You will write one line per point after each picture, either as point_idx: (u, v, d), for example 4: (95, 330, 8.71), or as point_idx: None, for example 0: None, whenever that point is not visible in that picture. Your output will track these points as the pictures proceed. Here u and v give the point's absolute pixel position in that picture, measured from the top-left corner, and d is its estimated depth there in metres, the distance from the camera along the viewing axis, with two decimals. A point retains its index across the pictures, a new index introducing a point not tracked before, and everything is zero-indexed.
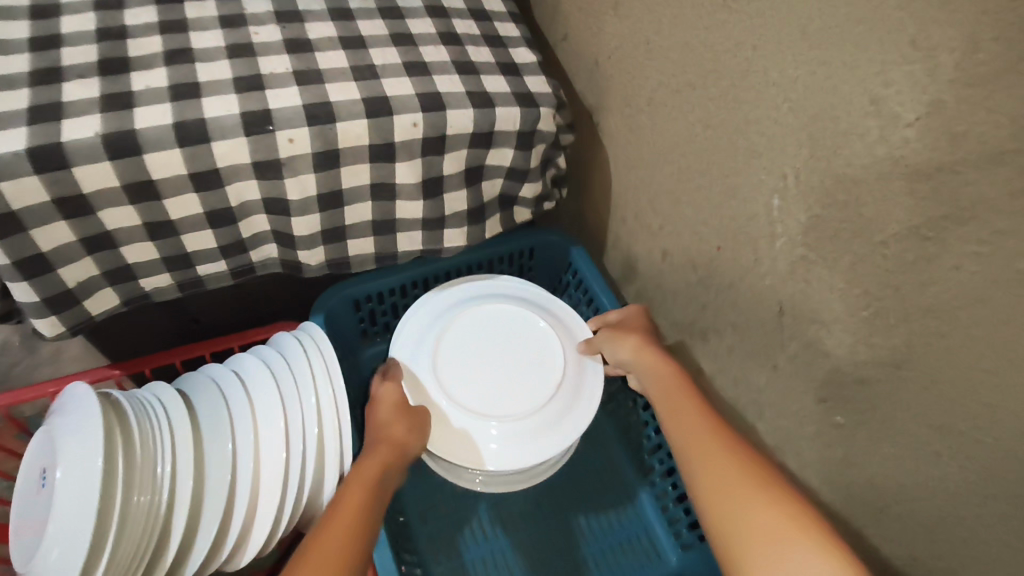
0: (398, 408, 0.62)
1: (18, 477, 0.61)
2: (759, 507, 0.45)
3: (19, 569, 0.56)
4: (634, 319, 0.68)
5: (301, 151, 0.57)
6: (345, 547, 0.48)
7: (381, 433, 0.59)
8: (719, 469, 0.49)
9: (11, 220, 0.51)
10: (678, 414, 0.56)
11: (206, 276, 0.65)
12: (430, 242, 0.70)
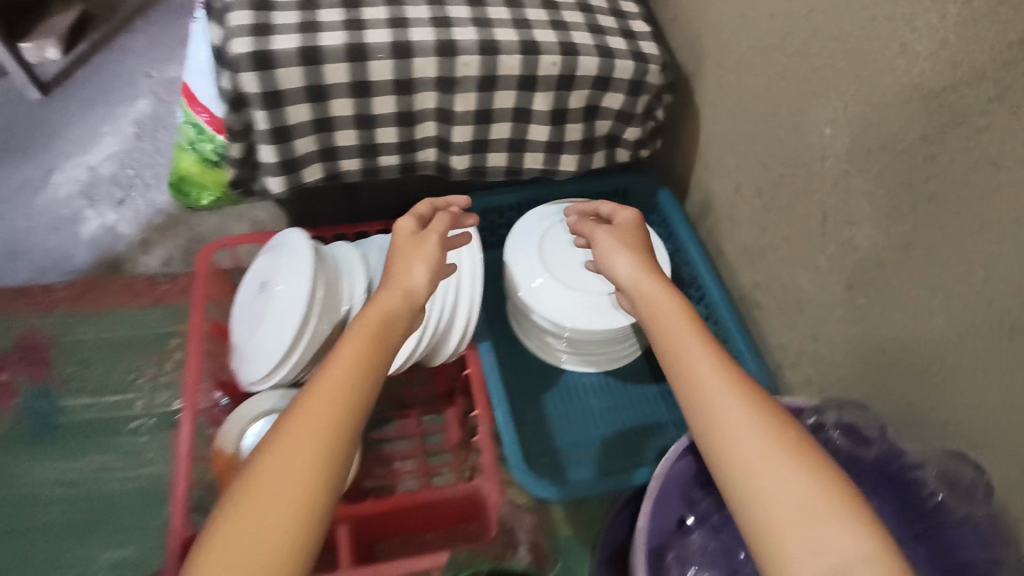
0: (416, 249, 0.65)
1: (238, 288, 0.84)
2: (758, 430, 0.48)
3: (236, 338, 0.82)
4: (636, 234, 0.71)
5: (470, 73, 0.78)
6: (360, 374, 0.52)
7: (393, 277, 0.62)
8: (719, 386, 0.51)
9: (277, 96, 0.75)
10: (669, 327, 0.58)
11: (383, 168, 0.87)
12: (550, 163, 0.90)
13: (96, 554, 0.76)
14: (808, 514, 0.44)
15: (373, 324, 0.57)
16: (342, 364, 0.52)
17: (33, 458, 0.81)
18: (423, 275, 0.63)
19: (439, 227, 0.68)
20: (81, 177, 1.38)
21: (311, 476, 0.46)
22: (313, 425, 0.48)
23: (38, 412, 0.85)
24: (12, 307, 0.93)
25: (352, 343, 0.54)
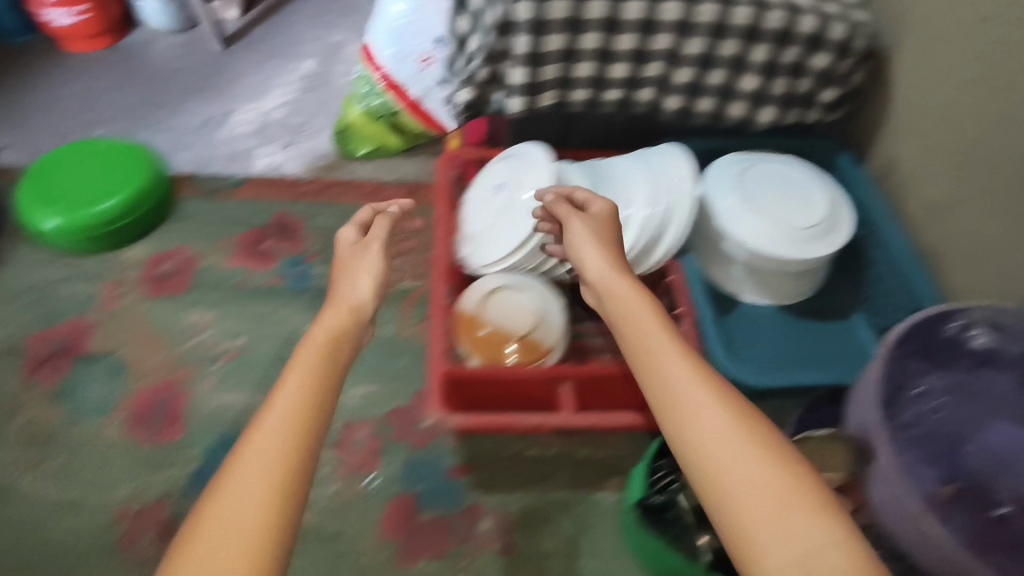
0: (355, 261, 0.63)
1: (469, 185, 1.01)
2: (707, 396, 0.49)
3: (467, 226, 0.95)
4: (590, 222, 0.66)
5: (703, 21, 0.89)
6: (320, 384, 0.51)
7: (335, 297, 0.60)
8: (685, 383, 0.50)
9: (541, 25, 0.88)
10: (632, 327, 0.56)
11: (604, 101, 0.99)
12: (750, 112, 1.01)
13: (348, 386, 0.91)
14: (778, 508, 0.43)
15: (337, 330, 0.55)
16: (315, 366, 0.52)
17: (293, 310, 0.97)
18: (366, 285, 0.60)
19: (377, 234, 0.65)
20: (254, 120, 1.58)
21: (288, 467, 0.46)
22: (280, 427, 0.47)
23: (296, 273, 1.01)
24: (268, 194, 1.11)
25: (317, 341, 0.54)
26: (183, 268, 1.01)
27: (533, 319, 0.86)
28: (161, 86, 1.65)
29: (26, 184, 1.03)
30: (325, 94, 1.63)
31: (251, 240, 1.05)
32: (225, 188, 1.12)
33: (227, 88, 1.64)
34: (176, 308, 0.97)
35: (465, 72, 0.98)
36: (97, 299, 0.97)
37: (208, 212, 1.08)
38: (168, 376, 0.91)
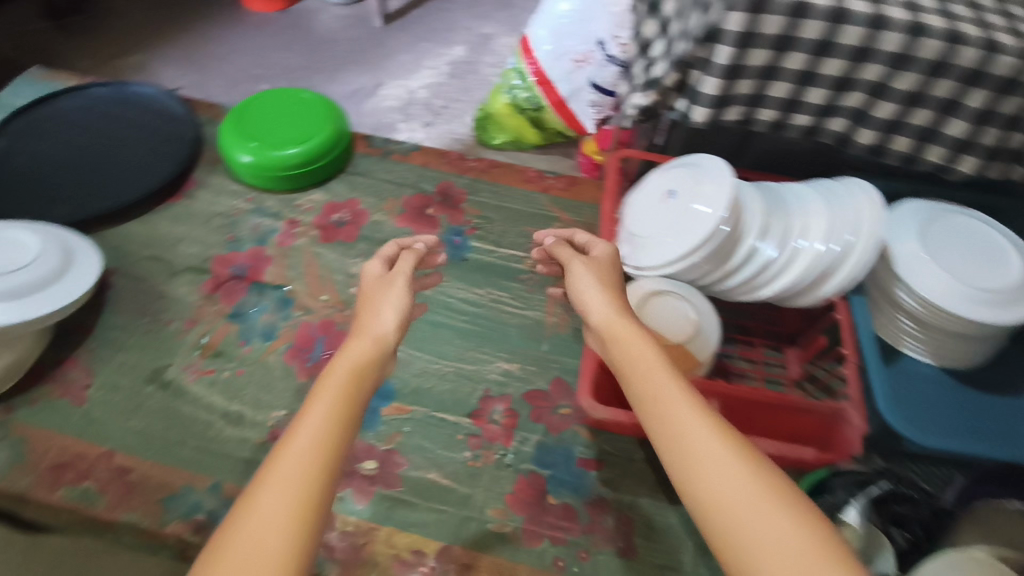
0: (381, 294, 0.66)
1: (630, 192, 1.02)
2: (702, 424, 0.50)
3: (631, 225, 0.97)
4: (602, 266, 0.71)
5: (925, 56, 0.85)
6: (343, 402, 0.52)
7: (362, 326, 0.61)
8: (680, 415, 0.51)
9: (750, 37, 0.86)
10: (627, 370, 0.57)
11: (792, 125, 0.96)
12: (948, 159, 0.96)
13: (491, 359, 0.93)
14: (784, 544, 0.42)
15: (362, 357, 0.57)
16: (341, 386, 0.53)
17: (447, 277, 1.02)
18: (390, 318, 0.61)
19: (404, 270, 0.68)
20: (402, 95, 1.84)
21: (310, 480, 0.46)
22: (307, 440, 0.48)
23: (453, 243, 1.06)
24: (435, 165, 1.17)
25: (340, 365, 0.55)
26: (354, 218, 1.08)
27: (691, 329, 0.85)
28: (332, 51, 1.91)
29: (229, 120, 1.12)
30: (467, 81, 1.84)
31: (417, 205, 1.11)
32: (399, 152, 1.19)
33: (385, 62, 1.89)
34: (343, 255, 1.04)
35: (645, 78, 1.02)
36: (275, 234, 1.05)
37: (379, 172, 1.16)
38: (328, 317, 0.96)
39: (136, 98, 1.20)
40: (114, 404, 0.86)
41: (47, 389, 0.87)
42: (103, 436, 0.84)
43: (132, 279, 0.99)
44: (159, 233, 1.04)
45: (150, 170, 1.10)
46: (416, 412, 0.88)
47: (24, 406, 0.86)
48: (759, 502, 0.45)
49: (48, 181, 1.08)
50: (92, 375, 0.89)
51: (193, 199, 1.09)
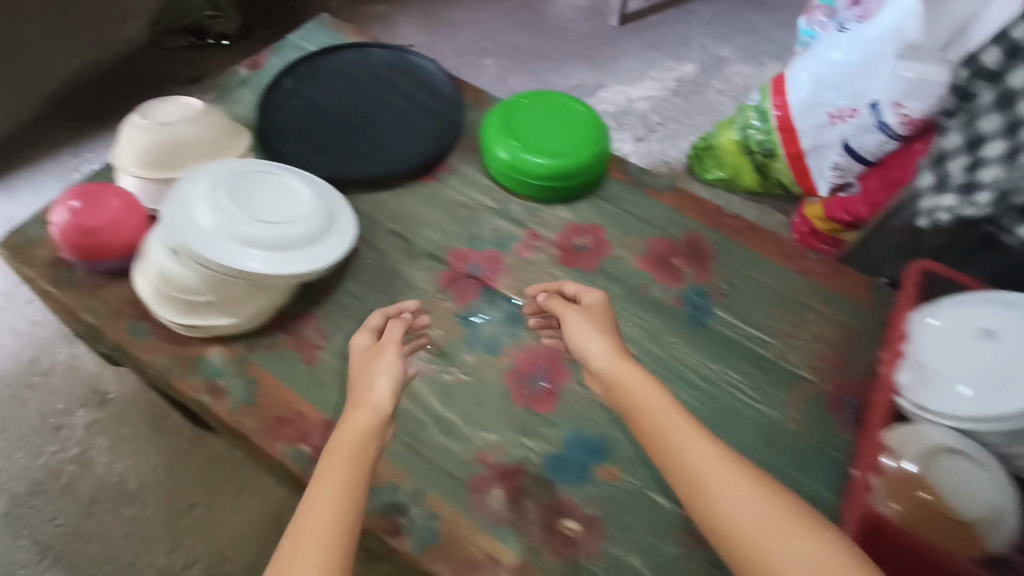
0: (375, 364, 0.76)
1: (920, 304, 0.87)
2: (721, 463, 0.62)
3: (917, 345, 0.82)
4: (599, 327, 0.78)
5: None
6: (354, 450, 0.67)
7: (360, 397, 0.73)
8: (702, 456, 0.63)
9: None
10: (652, 422, 0.67)
11: None
12: None
13: None
14: (806, 548, 0.56)
15: (357, 430, 0.69)
16: (344, 458, 0.66)
17: (681, 342, 0.93)
18: (383, 384, 0.73)
19: (392, 338, 0.78)
20: (620, 103, 2.27)
21: (335, 534, 0.59)
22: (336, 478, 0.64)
23: (695, 304, 0.97)
24: (688, 211, 1.08)
25: (348, 440, 0.68)
26: (596, 249, 1.02)
27: (986, 513, 0.71)
28: (596, 67, 2.35)
29: (498, 115, 1.09)
30: (696, 118, 2.27)
31: (663, 249, 1.02)
32: (652, 187, 1.10)
33: None
34: (579, 284, 0.98)
35: (966, 177, 1.00)
36: (516, 242, 1.01)
37: (628, 203, 1.08)
38: (552, 350, 0.92)
39: (409, 66, 1.20)
40: (340, 375, 0.87)
41: (286, 339, 0.89)
42: (325, 404, 0.85)
43: (375, 251, 0.98)
44: (406, 209, 1.03)
45: (411, 145, 1.10)
46: (625, 483, 0.82)
47: (263, 350, 0.88)
48: (777, 515, 0.58)
49: (320, 133, 1.10)
50: (326, 339, 0.90)
51: (444, 183, 1.08)
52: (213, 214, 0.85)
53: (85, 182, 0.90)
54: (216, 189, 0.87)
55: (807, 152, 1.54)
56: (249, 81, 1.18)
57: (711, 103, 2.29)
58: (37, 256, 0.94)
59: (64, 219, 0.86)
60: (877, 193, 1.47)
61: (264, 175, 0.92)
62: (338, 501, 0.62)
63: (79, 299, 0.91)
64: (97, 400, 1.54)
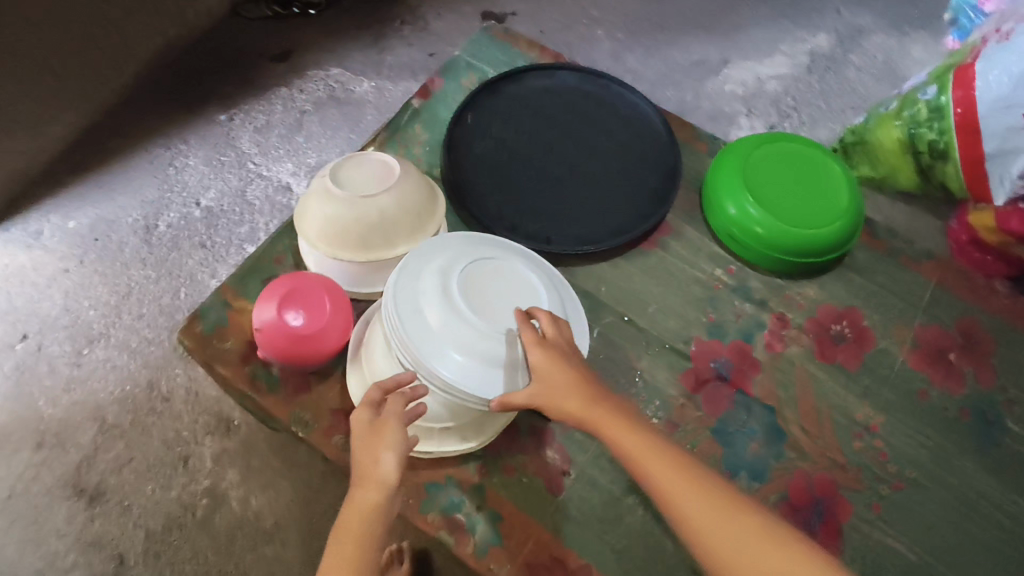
0: (378, 437, 0.64)
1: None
2: (706, 502, 0.58)
3: None
4: (554, 361, 0.66)
5: None
6: (369, 526, 0.60)
7: (363, 473, 0.62)
8: (683, 489, 0.59)
9: None
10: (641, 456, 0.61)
11: None
12: None
13: None
14: None
15: (365, 515, 0.60)
16: (354, 540, 0.60)
17: (973, 464, 0.80)
18: (392, 462, 0.62)
19: (395, 409, 0.64)
20: (747, 83, 1.62)
21: None
22: (351, 560, 0.59)
23: (986, 416, 0.82)
24: (954, 287, 0.91)
25: (354, 517, 0.61)
26: (859, 339, 0.86)
27: None
28: (715, 31, 1.67)
29: (729, 165, 0.92)
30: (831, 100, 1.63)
31: (937, 342, 0.87)
32: (909, 255, 0.93)
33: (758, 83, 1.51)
34: (846, 388, 0.83)
35: None
36: (763, 330, 0.86)
37: (883, 275, 0.91)
38: (828, 476, 0.77)
39: (603, 98, 1.03)
40: (592, 508, 0.74)
41: (522, 461, 0.76)
42: (581, 544, 0.73)
43: (606, 344, 0.84)
44: (634, 287, 0.89)
45: (622, 204, 0.94)
46: None
47: (497, 475, 0.75)
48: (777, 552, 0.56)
49: (515, 187, 0.94)
50: (570, 461, 0.76)
51: (667, 249, 0.92)
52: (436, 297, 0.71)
53: (292, 273, 0.75)
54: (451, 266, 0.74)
55: (987, 158, 0.88)
56: (420, 114, 1.01)
57: (849, 81, 1.63)
58: (227, 351, 0.81)
59: (283, 324, 0.73)
60: None
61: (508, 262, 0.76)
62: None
63: (282, 408, 0.78)
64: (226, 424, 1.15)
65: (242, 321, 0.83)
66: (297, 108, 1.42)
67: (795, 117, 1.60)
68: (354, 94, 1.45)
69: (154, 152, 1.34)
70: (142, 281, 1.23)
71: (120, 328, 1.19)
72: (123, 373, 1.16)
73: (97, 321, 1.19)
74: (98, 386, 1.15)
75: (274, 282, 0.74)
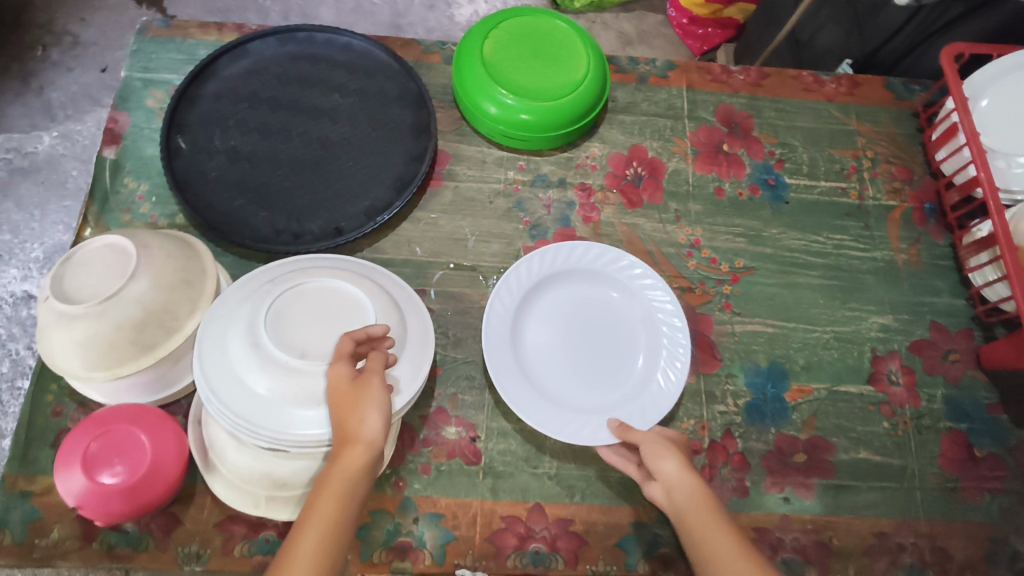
0: (360, 394, 0.60)
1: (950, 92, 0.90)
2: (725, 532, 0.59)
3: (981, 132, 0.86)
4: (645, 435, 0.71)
5: None
6: (350, 486, 0.58)
7: (348, 431, 0.59)
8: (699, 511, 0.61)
9: None
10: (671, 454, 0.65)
11: None
12: None
13: (863, 315, 0.86)
14: None
15: (352, 470, 0.58)
16: (337, 490, 0.57)
17: (780, 228, 0.89)
18: (378, 422, 0.59)
19: (376, 366, 0.62)
20: None
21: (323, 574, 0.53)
22: (337, 508, 0.56)
23: (769, 184, 0.92)
24: (703, 84, 0.97)
25: (338, 477, 0.57)
26: (651, 172, 0.91)
27: None
28: None
29: (466, 67, 0.87)
30: None
31: (710, 142, 0.93)
32: (656, 73, 0.97)
33: None
34: (662, 222, 0.88)
35: None
36: (575, 208, 0.88)
37: (645, 104, 0.95)
38: (682, 302, 0.84)
39: (312, 52, 0.92)
40: (517, 453, 0.75)
41: (433, 454, 0.74)
42: (523, 490, 0.74)
43: (449, 299, 0.82)
44: (445, 231, 0.85)
45: (388, 155, 0.87)
46: (819, 392, 0.82)
47: (417, 480, 0.73)
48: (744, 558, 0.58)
49: (272, 193, 0.83)
50: (473, 425, 0.76)
51: (456, 177, 0.88)
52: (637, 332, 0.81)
53: (79, 428, 0.62)
54: (310, 295, 0.68)
55: None
56: (124, 163, 0.85)
57: None
58: (59, 542, 0.67)
59: (99, 484, 0.61)
60: None
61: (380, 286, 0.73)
62: (327, 538, 0.55)
63: (161, 558, 0.67)
64: None
65: (56, 500, 0.69)
66: None
67: None
68: (40, 155, 1.35)
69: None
70: None
71: None
72: None
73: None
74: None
75: (64, 449, 0.62)
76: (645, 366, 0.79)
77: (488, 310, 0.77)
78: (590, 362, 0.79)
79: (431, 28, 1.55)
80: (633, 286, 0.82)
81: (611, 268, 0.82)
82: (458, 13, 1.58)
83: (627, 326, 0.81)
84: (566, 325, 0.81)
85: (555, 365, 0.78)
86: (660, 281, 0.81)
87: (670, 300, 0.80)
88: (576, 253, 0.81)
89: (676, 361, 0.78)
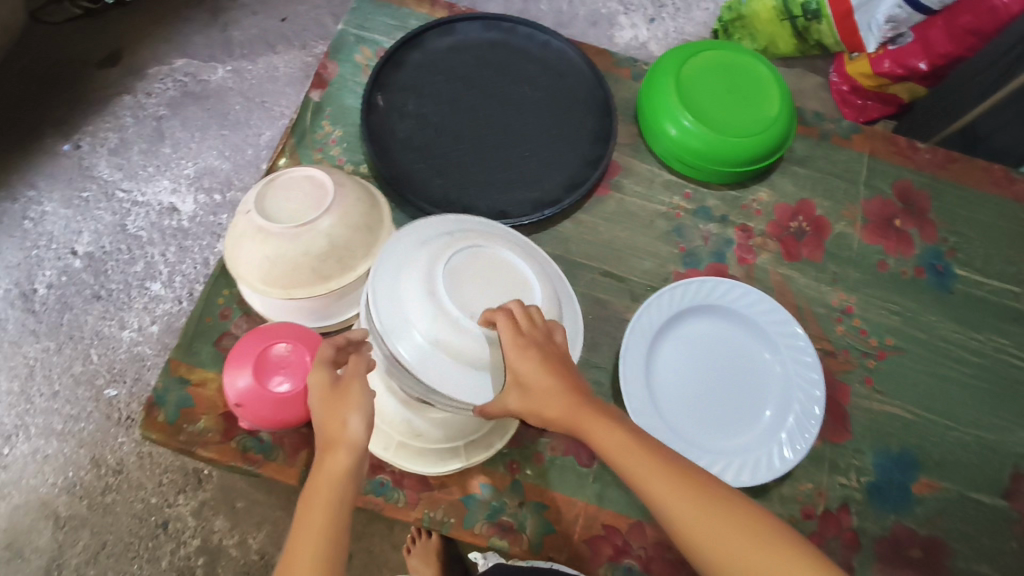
0: (339, 399, 0.56)
1: None
2: (698, 502, 0.53)
3: None
4: (530, 361, 0.58)
5: None
6: (341, 491, 0.53)
7: (328, 437, 0.55)
8: (656, 481, 0.55)
9: None
10: (674, 502, 0.53)
11: None
12: None
13: (1012, 427, 0.82)
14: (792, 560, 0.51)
15: (334, 477, 0.53)
16: (322, 498, 0.53)
17: (938, 315, 0.86)
18: (362, 424, 0.55)
19: (357, 369, 0.57)
20: None
21: None
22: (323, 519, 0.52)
23: (936, 269, 0.89)
24: (885, 155, 0.95)
25: (327, 487, 0.53)
26: (816, 229, 0.90)
27: None
28: None
29: (658, 88, 0.89)
30: None
31: (881, 213, 0.91)
32: (839, 134, 0.96)
33: None
34: (817, 280, 0.87)
35: None
36: (732, 246, 0.88)
37: (822, 161, 0.94)
38: (823, 365, 0.82)
39: (513, 42, 0.96)
40: None
41: (549, 446, 0.75)
42: (626, 505, 0.74)
43: (593, 304, 0.84)
44: (602, 237, 0.87)
45: (562, 154, 0.90)
46: (949, 491, 0.78)
47: (529, 466, 0.74)
48: (719, 515, 0.53)
49: (451, 164, 0.88)
50: None
51: (623, 189, 0.90)
52: (771, 384, 0.80)
53: (254, 334, 0.69)
54: (496, 264, 0.64)
55: (855, 11, 1.30)
56: (325, 107, 0.91)
57: None
58: (202, 433, 0.72)
59: (263, 389, 0.66)
60: (942, 46, 1.20)
61: (559, 281, 0.72)
62: (321, 553, 0.50)
63: (286, 472, 0.72)
64: (196, 476, 1.13)
65: (208, 394, 0.74)
66: (151, 115, 1.36)
67: (671, 6, 1.63)
68: (212, 84, 1.40)
69: (7, 205, 1.27)
70: (42, 354, 1.18)
71: (37, 413, 1.14)
72: (58, 459, 1.12)
73: (7, 415, 1.14)
74: (34, 482, 1.11)
75: (237, 351, 0.68)
76: (770, 427, 0.77)
77: (635, 322, 0.78)
78: (716, 402, 0.79)
79: (598, 44, 1.59)
80: (778, 339, 0.80)
81: (765, 319, 0.81)
82: (625, 35, 1.61)
83: (761, 381, 0.80)
84: (700, 357, 0.80)
85: (682, 391, 0.78)
86: (811, 345, 0.80)
87: (816, 369, 0.79)
88: (726, 291, 0.82)
89: (804, 432, 0.76)
